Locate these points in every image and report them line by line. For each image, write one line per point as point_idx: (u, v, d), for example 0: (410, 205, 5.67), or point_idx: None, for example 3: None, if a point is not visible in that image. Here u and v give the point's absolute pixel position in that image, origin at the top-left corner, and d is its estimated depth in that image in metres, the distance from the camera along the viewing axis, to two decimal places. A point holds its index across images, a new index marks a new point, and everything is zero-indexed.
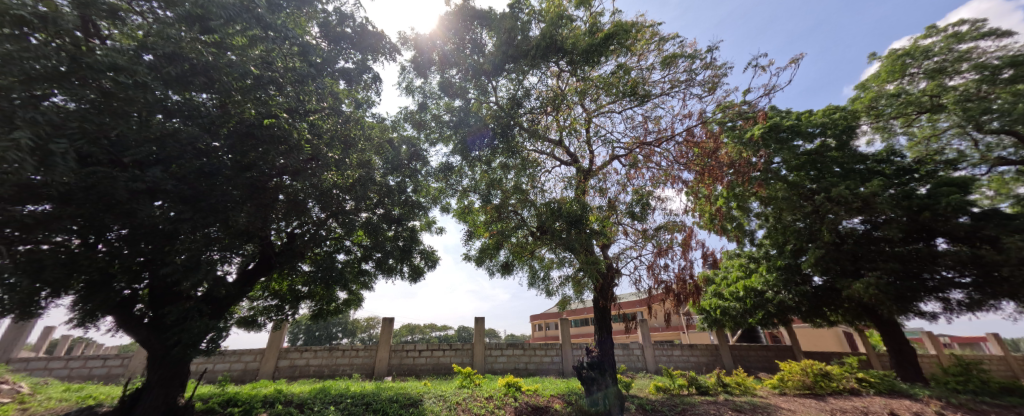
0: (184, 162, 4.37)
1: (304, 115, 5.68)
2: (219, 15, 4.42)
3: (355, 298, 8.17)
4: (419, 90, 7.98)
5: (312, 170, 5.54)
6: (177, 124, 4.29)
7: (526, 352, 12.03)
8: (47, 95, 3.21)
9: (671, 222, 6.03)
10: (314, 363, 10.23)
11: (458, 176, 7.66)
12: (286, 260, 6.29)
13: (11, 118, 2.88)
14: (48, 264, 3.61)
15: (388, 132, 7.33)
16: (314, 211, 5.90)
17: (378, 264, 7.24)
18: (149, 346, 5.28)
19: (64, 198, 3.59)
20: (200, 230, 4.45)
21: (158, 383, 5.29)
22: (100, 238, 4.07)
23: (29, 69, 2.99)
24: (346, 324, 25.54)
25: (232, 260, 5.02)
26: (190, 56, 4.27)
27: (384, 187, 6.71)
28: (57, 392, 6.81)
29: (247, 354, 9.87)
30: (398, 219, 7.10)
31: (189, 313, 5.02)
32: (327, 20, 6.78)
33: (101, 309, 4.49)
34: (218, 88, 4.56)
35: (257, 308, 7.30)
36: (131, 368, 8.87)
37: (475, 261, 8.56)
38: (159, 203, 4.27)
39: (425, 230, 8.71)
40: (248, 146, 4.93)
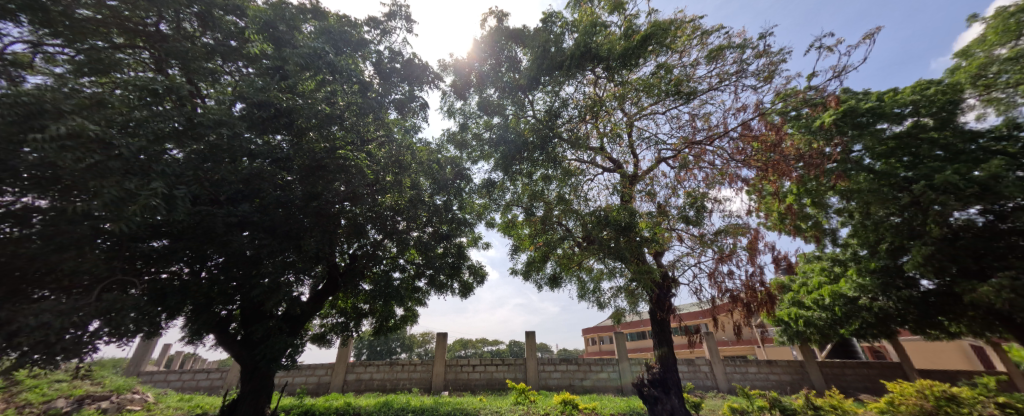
0: (267, 196, 5.04)
1: (364, 144, 6.26)
2: (298, 62, 5.56)
3: (411, 314, 8.58)
4: (459, 112, 8.40)
5: (369, 193, 6.02)
6: (261, 164, 5.00)
7: (581, 368, 11.63)
8: (166, 150, 3.82)
9: (732, 224, 5.55)
10: (378, 377, 10.79)
11: (501, 191, 7.79)
12: (349, 279, 6.83)
13: (147, 171, 3.51)
14: (167, 291, 4.41)
15: (434, 154, 7.68)
16: (371, 233, 6.35)
17: (430, 280, 7.60)
18: (242, 360, 6.02)
19: (178, 235, 4.34)
20: (279, 256, 5.04)
21: (248, 395, 5.95)
22: (203, 266, 4.76)
23: (158, 131, 3.65)
24: (405, 339, 26.93)
25: (305, 281, 5.59)
26: (275, 103, 5.18)
27: (432, 205, 7.07)
28: (174, 401, 7.92)
29: (320, 368, 10.75)
30: (447, 235, 7.40)
31: (272, 331, 5.66)
32: (379, 59, 7.47)
33: (205, 327, 5.22)
34: (294, 128, 5.42)
35: (327, 324, 7.96)
36: (229, 381, 10.01)
37: (523, 274, 8.63)
38: (247, 233, 4.91)
39: (472, 246, 8.93)
40: (316, 177, 5.49)
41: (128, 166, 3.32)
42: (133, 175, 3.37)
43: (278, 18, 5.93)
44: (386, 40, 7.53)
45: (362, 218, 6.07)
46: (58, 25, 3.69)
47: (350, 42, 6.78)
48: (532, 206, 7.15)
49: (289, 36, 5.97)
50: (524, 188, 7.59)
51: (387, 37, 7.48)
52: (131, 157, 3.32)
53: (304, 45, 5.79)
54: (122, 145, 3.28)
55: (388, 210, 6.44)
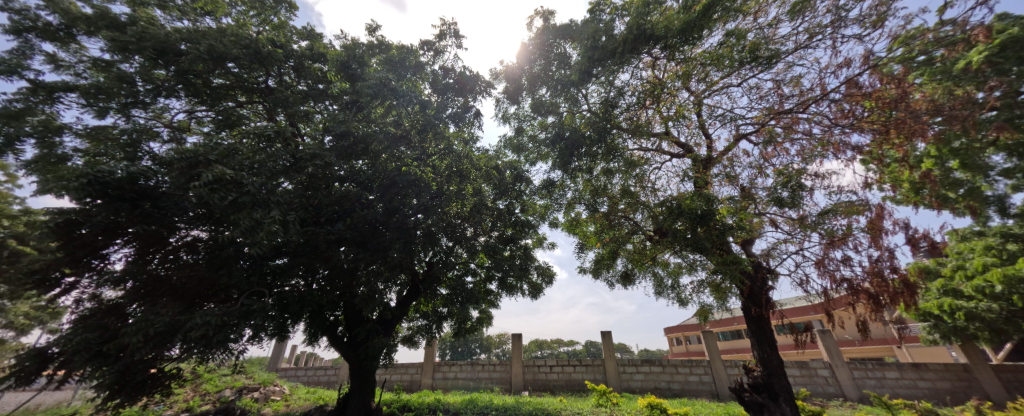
0: (355, 215, 5.71)
1: (427, 159, 6.66)
2: (367, 93, 6.28)
3: (486, 316, 8.91)
4: (513, 116, 8.61)
5: (438, 204, 6.45)
6: (349, 186, 5.71)
7: (666, 370, 10.79)
8: (280, 183, 5.06)
9: (844, 203, 4.64)
10: (462, 377, 11.43)
11: (561, 190, 7.77)
12: (429, 285, 7.32)
13: (269, 203, 4.64)
14: (290, 300, 5.27)
15: (493, 161, 7.87)
16: (443, 240, 6.76)
17: (500, 283, 7.83)
18: (350, 359, 6.88)
19: (294, 253, 5.37)
20: (370, 266, 5.63)
21: (357, 390, 6.79)
22: (314, 278, 5.57)
23: (271, 168, 4.90)
24: (482, 341, 28.06)
25: (392, 288, 6.15)
26: (353, 132, 5.86)
27: (496, 210, 7.33)
28: (301, 393, 9.41)
29: (411, 367, 11.78)
30: (512, 238, 7.58)
31: (371, 333, 6.36)
32: (436, 77, 7.97)
33: (319, 330, 6.09)
34: (369, 154, 5.93)
35: (413, 327, 8.68)
36: (341, 378, 11.52)
37: (592, 273, 8.40)
38: (343, 248, 5.59)
39: (538, 247, 8.97)
40: (392, 194, 6.01)
41: (256, 198, 4.49)
42: (258, 206, 4.48)
43: (351, 58, 6.78)
44: (439, 59, 7.99)
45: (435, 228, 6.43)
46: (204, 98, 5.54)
47: (410, 67, 7.42)
48: (595, 202, 6.93)
49: (359, 72, 6.73)
50: (586, 184, 7.35)
51: (440, 56, 7.93)
52: (256, 193, 4.48)
53: (371, 77, 6.51)
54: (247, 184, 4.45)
55: (456, 219, 6.83)
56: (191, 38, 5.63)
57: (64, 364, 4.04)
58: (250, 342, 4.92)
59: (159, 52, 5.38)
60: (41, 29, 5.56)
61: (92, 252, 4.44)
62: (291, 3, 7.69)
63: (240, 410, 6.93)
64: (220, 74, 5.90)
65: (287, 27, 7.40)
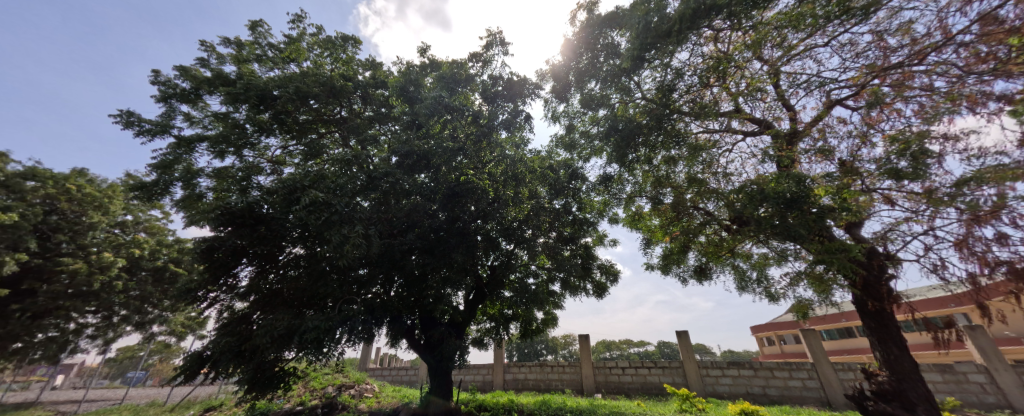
0: (423, 225, 6.22)
1: (483, 167, 6.85)
2: (425, 113, 6.69)
3: (551, 317, 8.89)
4: (563, 115, 8.53)
5: (496, 210, 6.68)
6: (416, 199, 6.22)
7: (759, 374, 9.51)
8: (358, 201, 5.74)
9: (999, 166, 3.64)
10: (532, 377, 11.53)
11: (620, 185, 7.52)
12: (493, 288, 7.56)
13: (352, 219, 5.32)
14: (374, 306, 5.89)
15: (547, 161, 7.82)
16: (503, 245, 6.93)
17: (563, 283, 7.79)
18: (428, 360, 7.42)
19: (372, 264, 5.95)
20: (438, 272, 6.05)
21: (437, 389, 7.27)
22: (390, 287, 6.17)
23: (351, 189, 5.58)
24: (548, 342, 27.99)
25: (459, 291, 6.49)
26: (416, 149, 6.34)
27: (554, 210, 7.29)
28: (389, 391, 10.36)
29: (482, 367, 12.27)
30: (571, 238, 7.54)
31: (445, 336, 6.81)
32: (485, 86, 8.22)
33: (399, 333, 6.71)
34: (432, 167, 6.42)
35: (482, 329, 9.00)
36: (420, 377, 12.38)
37: (661, 269, 7.94)
38: (414, 257, 6.09)
39: (599, 245, 8.72)
40: (455, 201, 6.41)
41: (341, 216, 5.19)
42: (343, 223, 5.16)
43: (408, 82, 7.31)
44: (487, 68, 8.23)
45: (494, 231, 6.73)
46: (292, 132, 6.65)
47: (461, 81, 7.73)
48: (659, 195, 6.56)
49: (416, 93, 7.19)
50: (647, 176, 6.98)
51: (487, 66, 8.18)
52: (342, 212, 5.20)
53: (427, 96, 6.95)
54: (334, 204, 5.17)
55: (515, 223, 6.94)
56: (281, 85, 6.61)
57: (218, 362, 5.15)
58: (340, 347, 5.34)
59: (260, 99, 6.53)
60: (180, 95, 6.96)
61: (226, 271, 5.77)
62: (355, 39, 8.56)
63: (342, 405, 7.87)
64: (305, 112, 6.93)
65: (353, 61, 8.26)
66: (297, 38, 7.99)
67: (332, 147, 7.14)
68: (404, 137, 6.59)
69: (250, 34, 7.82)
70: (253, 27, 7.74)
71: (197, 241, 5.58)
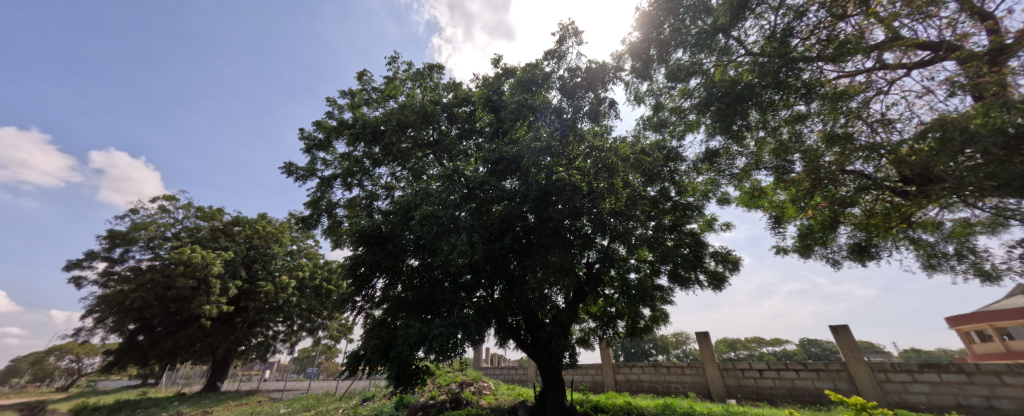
0: (518, 227, 6.46)
1: (570, 162, 6.68)
2: (511, 117, 7.21)
3: (660, 314, 8.13)
4: (647, 94, 7.82)
5: (590, 205, 6.31)
6: (509, 203, 6.48)
7: (976, 380, 6.56)
8: (460, 210, 6.18)
9: None
10: (647, 379, 10.71)
11: (728, 159, 6.70)
12: (594, 286, 7.26)
13: (457, 227, 5.77)
14: (484, 308, 6.28)
15: (638, 146, 7.25)
16: (599, 240, 6.60)
17: (671, 276, 7.03)
18: (538, 360, 7.58)
19: (476, 269, 6.28)
20: (538, 272, 6.13)
21: (550, 390, 7.25)
22: (494, 290, 6.49)
23: (452, 200, 6.07)
24: (658, 341, 25.91)
25: (559, 291, 6.42)
26: (504, 155, 6.63)
27: (651, 197, 6.73)
28: (504, 389, 10.91)
29: (591, 368, 12.05)
30: (676, 226, 6.80)
31: (551, 335, 6.88)
32: (562, 82, 8.09)
33: (508, 334, 7.07)
34: (521, 171, 6.52)
35: (585, 329, 8.77)
36: (530, 376, 12.70)
37: (798, 252, 6.61)
38: (514, 259, 6.30)
39: (707, 231, 7.62)
40: (546, 201, 6.33)
41: (448, 226, 5.70)
42: (449, 233, 5.65)
43: (492, 94, 7.87)
44: (562, 63, 8.07)
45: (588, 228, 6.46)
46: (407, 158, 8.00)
47: (537, 82, 7.76)
48: (785, 163, 5.44)
49: (500, 102, 7.67)
50: (764, 143, 6.04)
51: (562, 60, 8.04)
52: (448, 222, 5.69)
53: (511, 102, 7.27)
54: (441, 217, 5.72)
55: (608, 216, 6.40)
56: (385, 120, 7.62)
57: (370, 361, 6.14)
58: (460, 349, 5.76)
59: (374, 135, 7.66)
60: (317, 144, 8.61)
61: (366, 283, 6.96)
62: (437, 66, 9.37)
63: (466, 400, 8.56)
64: (406, 140, 7.84)
65: (439, 86, 9.05)
66: (392, 77, 9.11)
67: (429, 167, 7.86)
68: (492, 145, 6.92)
69: (358, 82, 9.21)
70: (360, 76, 9.09)
71: (348, 258, 6.93)
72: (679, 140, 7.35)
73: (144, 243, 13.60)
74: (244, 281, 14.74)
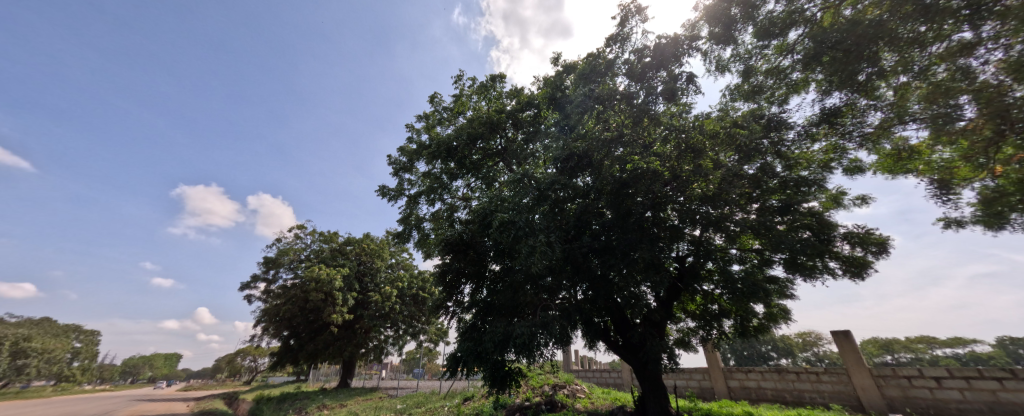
0: (596, 224, 6.16)
1: (647, 149, 6.24)
2: (576, 110, 6.88)
3: (776, 310, 6.93)
4: (732, 60, 6.82)
5: (672, 193, 5.91)
6: (583, 201, 6.27)
7: None
8: (534, 213, 6.22)
9: None
10: (770, 387, 9.18)
11: (855, 116, 5.43)
12: (689, 282, 6.52)
13: (534, 229, 5.79)
14: (568, 310, 6.15)
15: (727, 120, 6.45)
16: (689, 232, 5.98)
17: (789, 265, 5.77)
18: (632, 362, 7.13)
19: (556, 271, 6.19)
20: (623, 270, 5.76)
21: (650, 395, 6.75)
22: (577, 291, 6.33)
23: (526, 204, 6.14)
24: (778, 342, 22.17)
25: (649, 289, 5.93)
26: (574, 152, 6.48)
27: (751, 176, 5.82)
28: (599, 393, 10.53)
29: (696, 372, 10.85)
30: (789, 205, 5.63)
31: (645, 336, 6.42)
32: (629, 65, 7.53)
33: (597, 335, 6.82)
34: (594, 165, 6.46)
35: (683, 329, 7.97)
36: (626, 380, 12.02)
37: (981, 223, 4.98)
38: (595, 258, 6.02)
39: (833, 209, 6.12)
40: (624, 194, 5.95)
41: (524, 229, 5.75)
42: (526, 235, 5.68)
43: (555, 92, 7.74)
44: (627, 45, 7.56)
45: (674, 219, 5.96)
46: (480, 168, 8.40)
47: (601, 71, 7.41)
48: (948, 110, 4.22)
49: (564, 100, 7.50)
50: (910, 89, 4.71)
51: (627, 43, 7.53)
52: (525, 225, 5.75)
53: (576, 96, 7.00)
54: (517, 220, 5.79)
55: (697, 203, 5.87)
56: (456, 136, 8.10)
57: (466, 362, 6.51)
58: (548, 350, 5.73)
59: (448, 152, 8.21)
60: (402, 167, 9.58)
61: (454, 289, 7.42)
62: (499, 75, 9.64)
63: (561, 403, 8.48)
64: (477, 151, 8.23)
65: (502, 95, 9.31)
66: (460, 94, 9.68)
67: (500, 174, 8.09)
68: (561, 142, 6.86)
69: (431, 105, 10.00)
70: (432, 99, 9.86)
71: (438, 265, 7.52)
72: (780, 105, 6.22)
73: (287, 265, 16.83)
74: (359, 292, 17.12)
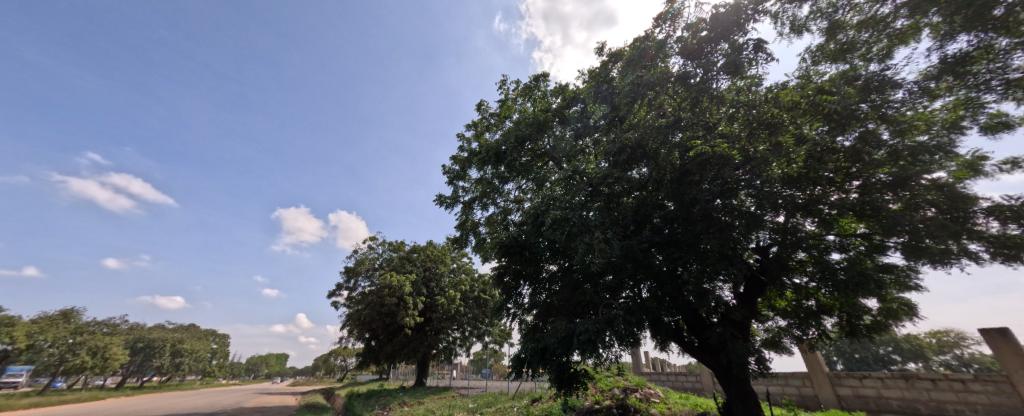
0: (657, 217, 5.80)
1: (711, 130, 5.85)
2: (624, 100, 6.52)
3: (896, 306, 5.56)
4: (811, 18, 5.96)
5: (746, 177, 5.20)
6: (640, 194, 5.97)
7: None
8: (589, 209, 5.99)
9: None
10: (894, 396, 7.69)
11: (991, 60, 4.37)
12: (775, 274, 5.79)
13: (589, 226, 5.52)
14: (635, 309, 5.78)
15: (808, 88, 5.65)
16: (770, 219, 5.21)
17: (910, 251, 4.66)
18: (712, 366, 6.53)
19: (617, 268, 5.90)
20: (692, 264, 5.34)
21: (737, 401, 6.07)
22: (642, 289, 6.01)
23: (579, 200, 6.02)
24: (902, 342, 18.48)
25: (725, 284, 5.37)
26: (626, 142, 6.06)
27: (846, 150, 5.01)
28: (677, 398, 9.77)
29: (793, 378, 9.54)
30: (905, 179, 4.54)
31: (724, 337, 5.86)
32: (682, 43, 6.95)
33: (668, 336, 6.40)
34: (648, 155, 5.89)
35: (772, 329, 7.08)
36: (706, 384, 11.02)
37: None
38: (659, 253, 5.61)
39: (969, 179, 4.60)
40: (686, 183, 5.53)
41: (578, 227, 5.59)
42: (580, 232, 5.49)
43: (601, 83, 7.43)
44: (678, 22, 7.00)
45: (751, 204, 5.21)
46: (529, 169, 8.34)
47: (650, 54, 6.97)
48: None
49: (610, 91, 7.16)
50: None
51: (678, 20, 6.99)
52: (579, 222, 5.60)
53: (623, 86, 6.63)
54: (571, 218, 5.65)
55: (778, 186, 5.11)
56: (504, 140, 8.22)
57: (531, 363, 6.52)
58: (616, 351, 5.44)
59: (498, 156, 8.36)
60: (456, 175, 10.00)
61: (513, 291, 7.48)
62: (542, 74, 9.58)
63: (634, 408, 8.05)
64: (526, 152, 8.26)
65: (547, 94, 9.24)
66: (505, 98, 9.83)
67: (550, 174, 8.02)
68: (614, 133, 6.67)
69: (478, 112, 10.29)
70: (479, 106, 10.15)
71: (497, 267, 7.69)
72: (880, 61, 5.23)
73: (363, 274, 18.57)
74: (427, 296, 18.22)
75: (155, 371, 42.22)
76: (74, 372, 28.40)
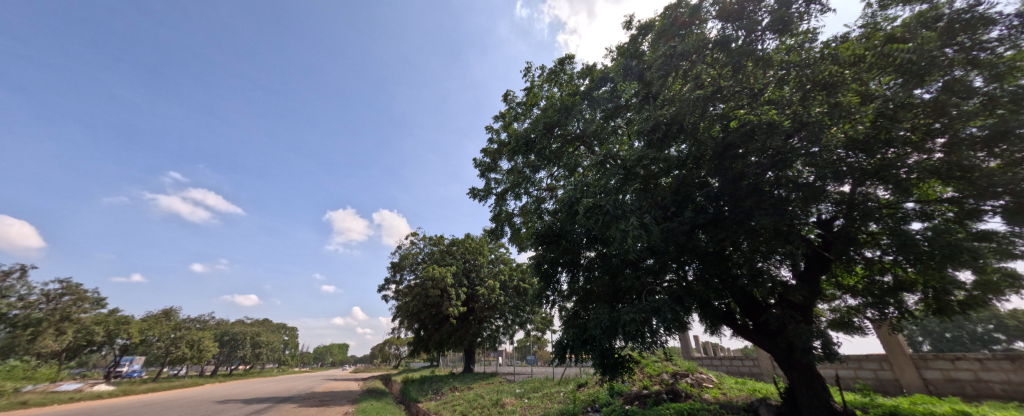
0: (699, 196, 5.38)
1: (757, 99, 5.29)
2: (657, 74, 6.20)
3: (996, 279, 4.77)
4: None
5: (800, 146, 4.69)
6: (680, 173, 5.65)
7: None
8: (624, 194, 5.76)
9: None
10: (997, 380, 6.74)
11: None
12: (842, 250, 5.17)
13: (625, 212, 5.27)
14: (681, 294, 5.51)
15: (874, 38, 4.98)
16: (832, 189, 4.75)
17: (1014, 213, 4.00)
18: (770, 349, 6.14)
19: (658, 252, 5.67)
20: (742, 244, 4.98)
21: (800, 386, 5.70)
22: (686, 273, 5.74)
23: (613, 185, 5.83)
24: None
25: (781, 263, 4.94)
26: (661, 119, 5.74)
27: (926, 103, 4.34)
28: (733, 383, 9.31)
29: (868, 361, 8.67)
30: (1006, 131, 3.83)
31: (784, 320, 5.39)
32: (720, 4, 6.39)
33: (718, 320, 6.10)
34: (686, 131, 5.57)
35: (840, 309, 6.49)
36: (766, 369, 10.37)
37: None
38: (703, 234, 5.30)
39: None
40: (729, 157, 5.15)
41: (613, 213, 5.38)
42: (616, 218, 5.33)
43: (630, 59, 7.08)
44: None
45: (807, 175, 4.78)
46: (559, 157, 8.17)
47: (683, 22, 6.50)
48: None
49: (641, 66, 6.81)
50: None
51: None
52: (614, 208, 5.39)
53: (655, 59, 6.30)
54: (606, 204, 5.50)
55: (841, 151, 4.63)
56: (533, 128, 8.19)
57: (575, 349, 6.55)
58: (660, 337, 5.27)
59: (527, 145, 8.33)
60: (488, 167, 10.11)
61: (551, 279, 7.50)
62: (568, 56, 9.31)
63: (685, 393, 7.80)
64: (556, 138, 8.14)
65: (574, 77, 8.97)
66: (531, 86, 9.70)
67: (582, 159, 7.82)
68: (647, 109, 6.34)
69: (505, 103, 10.27)
70: (506, 97, 10.13)
71: (534, 256, 7.73)
72: None
73: (409, 268, 19.59)
74: (468, 287, 18.86)
75: (240, 361, 48.06)
76: (178, 361, 33.11)
